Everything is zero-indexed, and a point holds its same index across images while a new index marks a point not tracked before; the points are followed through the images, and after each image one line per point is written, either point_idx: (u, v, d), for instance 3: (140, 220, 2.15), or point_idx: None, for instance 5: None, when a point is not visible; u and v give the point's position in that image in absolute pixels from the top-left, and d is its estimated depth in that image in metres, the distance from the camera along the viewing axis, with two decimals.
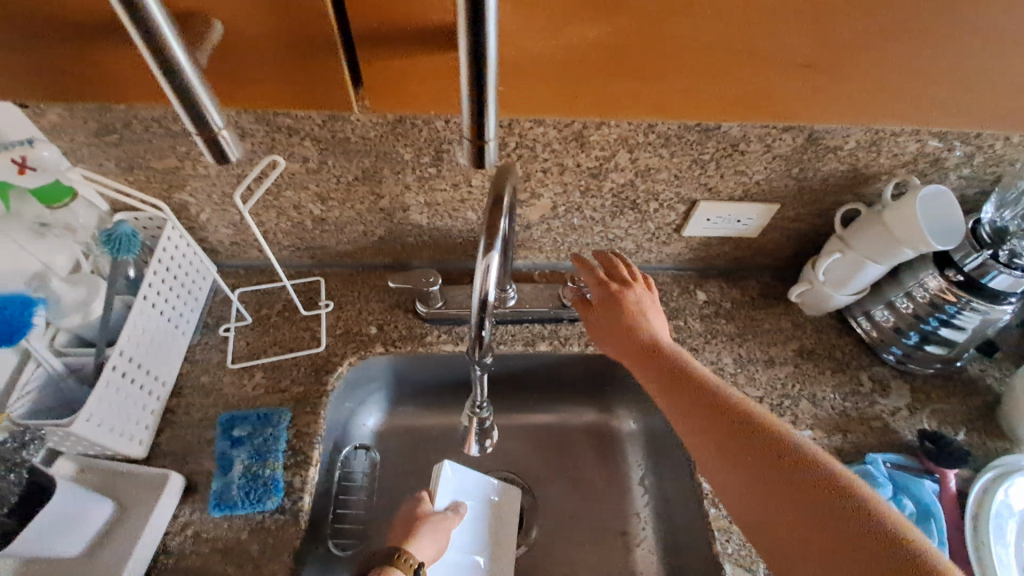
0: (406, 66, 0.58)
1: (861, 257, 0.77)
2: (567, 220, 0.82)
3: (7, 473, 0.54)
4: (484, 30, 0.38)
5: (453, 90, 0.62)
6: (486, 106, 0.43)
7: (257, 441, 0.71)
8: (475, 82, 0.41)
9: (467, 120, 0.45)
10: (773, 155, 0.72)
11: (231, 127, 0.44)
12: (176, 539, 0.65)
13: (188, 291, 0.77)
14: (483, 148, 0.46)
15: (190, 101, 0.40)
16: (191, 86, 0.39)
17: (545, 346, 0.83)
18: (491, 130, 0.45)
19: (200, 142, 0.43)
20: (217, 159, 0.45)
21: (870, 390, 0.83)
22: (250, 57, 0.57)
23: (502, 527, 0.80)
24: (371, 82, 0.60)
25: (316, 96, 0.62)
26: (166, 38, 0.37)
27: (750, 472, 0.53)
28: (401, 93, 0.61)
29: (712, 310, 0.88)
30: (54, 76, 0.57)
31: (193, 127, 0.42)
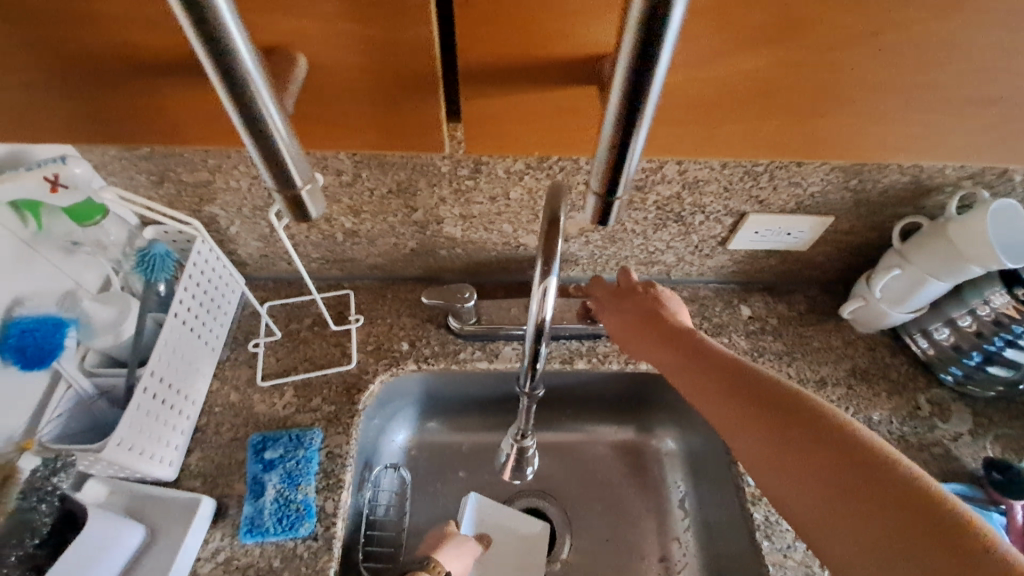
0: (508, 104, 0.53)
1: (922, 273, 0.72)
2: (607, 233, 0.78)
3: (38, 502, 0.53)
4: (652, 86, 0.33)
5: (561, 131, 0.56)
6: (626, 163, 0.38)
7: (289, 464, 0.68)
8: (619, 138, 0.36)
9: (599, 172, 0.40)
10: (831, 167, 0.68)
11: (315, 181, 0.39)
12: (207, 566, 0.63)
13: (218, 307, 0.75)
14: (609, 206, 0.42)
15: (274, 159, 0.35)
16: (277, 143, 0.34)
17: (583, 364, 0.80)
18: (624, 186, 0.40)
19: (280, 198, 0.38)
20: (297, 216, 0.40)
21: (929, 413, 0.78)
22: (334, 95, 0.52)
23: (529, 552, 0.78)
24: (473, 119, 0.54)
25: (408, 134, 0.56)
26: (257, 92, 0.32)
27: (793, 466, 0.49)
28: (501, 133, 0.56)
29: (758, 326, 0.84)
30: (124, 112, 0.53)
31: (274, 184, 0.37)
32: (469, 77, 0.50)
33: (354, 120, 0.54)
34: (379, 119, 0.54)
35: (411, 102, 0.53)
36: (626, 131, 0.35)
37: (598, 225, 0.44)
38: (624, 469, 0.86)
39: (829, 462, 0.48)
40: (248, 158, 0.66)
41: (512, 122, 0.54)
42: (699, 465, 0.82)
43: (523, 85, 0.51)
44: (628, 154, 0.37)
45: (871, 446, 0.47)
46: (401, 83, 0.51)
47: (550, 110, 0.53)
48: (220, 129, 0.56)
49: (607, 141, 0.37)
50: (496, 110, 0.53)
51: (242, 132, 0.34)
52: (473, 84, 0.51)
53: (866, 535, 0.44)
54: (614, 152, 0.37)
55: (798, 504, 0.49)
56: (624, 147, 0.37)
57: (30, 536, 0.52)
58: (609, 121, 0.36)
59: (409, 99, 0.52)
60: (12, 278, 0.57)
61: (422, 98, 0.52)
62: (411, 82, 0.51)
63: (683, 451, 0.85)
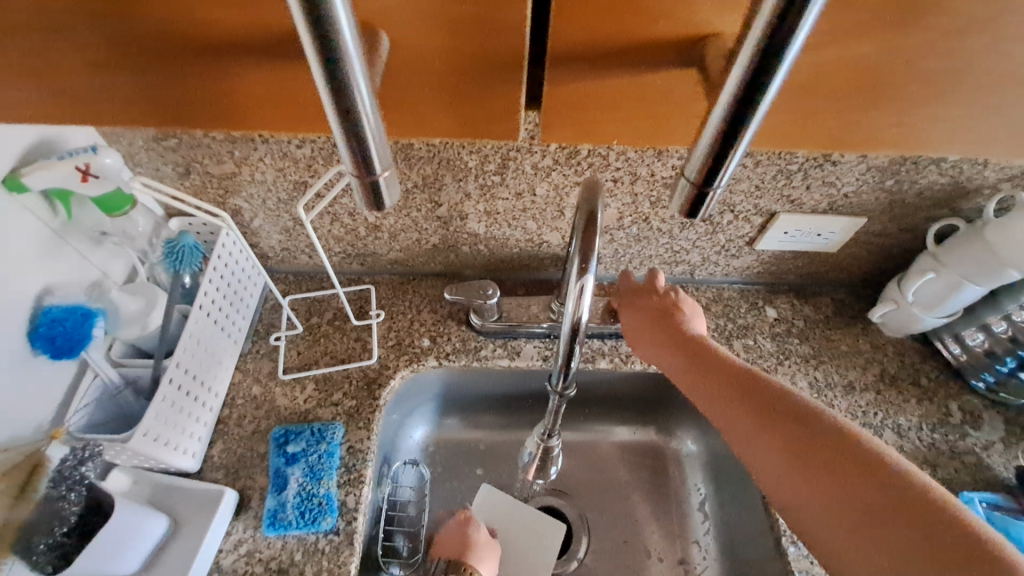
0: (598, 90, 0.49)
1: (957, 277, 0.70)
2: (631, 231, 0.77)
3: (67, 491, 0.52)
4: (782, 63, 0.31)
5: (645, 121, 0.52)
6: (732, 151, 0.35)
7: (311, 458, 0.68)
8: (730, 122, 0.34)
9: (699, 160, 0.37)
10: (867, 166, 0.67)
11: (392, 168, 0.38)
12: (230, 558, 0.63)
13: (240, 300, 0.75)
14: (704, 197, 0.39)
15: (359, 144, 0.35)
16: (364, 129, 0.34)
17: (606, 363, 0.79)
18: (724, 177, 0.38)
19: (354, 182, 0.38)
20: (368, 204, 0.40)
21: (960, 421, 0.76)
22: (411, 79, 0.48)
23: (540, 548, 0.77)
24: (551, 110, 0.50)
25: (478, 123, 0.52)
26: (353, 76, 0.31)
27: (795, 468, 0.49)
28: (585, 122, 0.52)
29: (784, 328, 0.83)
30: (174, 99, 0.50)
31: (353, 168, 0.37)
32: (561, 59, 0.46)
33: (430, 104, 0.51)
34: (456, 104, 0.51)
35: (493, 87, 0.49)
36: (742, 113, 0.33)
37: (686, 217, 0.41)
38: (645, 471, 0.85)
39: (833, 466, 0.47)
40: (275, 150, 0.65)
41: (599, 111, 0.51)
42: (722, 469, 0.81)
43: (616, 69, 0.47)
44: (737, 141, 0.35)
45: (874, 453, 0.47)
46: (482, 66, 0.47)
47: (642, 98, 0.49)
48: (281, 119, 0.52)
49: (715, 126, 0.35)
50: (585, 95, 0.49)
51: (332, 116, 0.33)
52: (563, 67, 0.47)
53: (862, 539, 0.44)
54: (721, 137, 0.35)
55: (799, 504, 0.49)
56: (735, 132, 0.34)
57: (59, 525, 0.52)
58: (723, 105, 0.33)
59: (489, 82, 0.49)
60: (43, 268, 0.57)
61: (505, 81, 0.49)
62: (495, 64, 0.47)
63: (705, 454, 0.84)
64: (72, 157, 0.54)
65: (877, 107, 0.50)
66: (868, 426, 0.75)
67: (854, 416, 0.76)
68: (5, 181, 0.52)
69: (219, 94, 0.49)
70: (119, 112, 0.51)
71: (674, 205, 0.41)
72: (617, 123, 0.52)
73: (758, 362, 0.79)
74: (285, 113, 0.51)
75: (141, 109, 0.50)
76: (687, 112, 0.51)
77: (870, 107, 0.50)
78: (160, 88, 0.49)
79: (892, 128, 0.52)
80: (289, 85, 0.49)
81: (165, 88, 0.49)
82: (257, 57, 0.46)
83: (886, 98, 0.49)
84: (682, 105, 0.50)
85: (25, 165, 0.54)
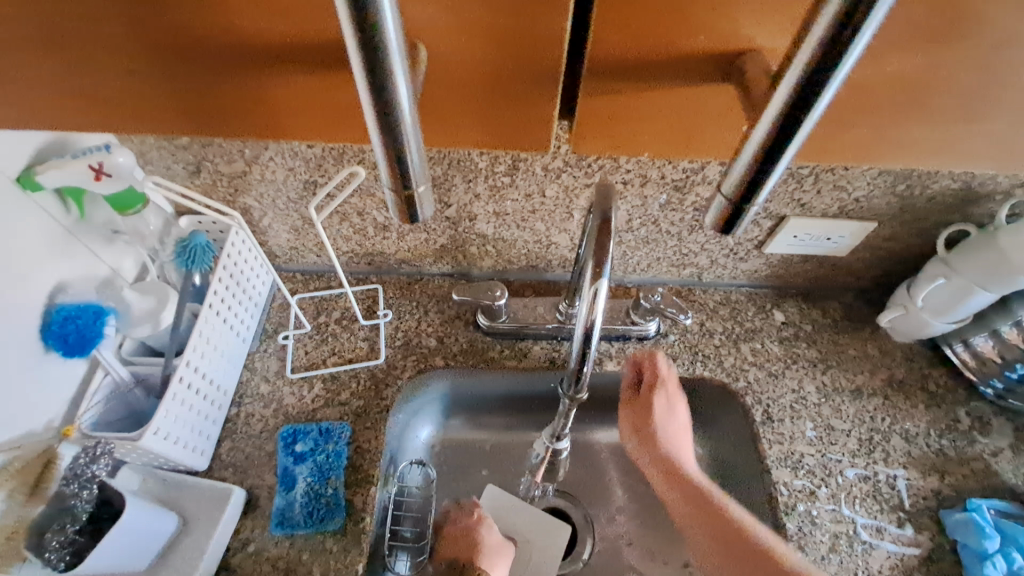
0: (634, 104, 0.48)
1: (968, 284, 0.70)
2: (640, 233, 0.77)
3: (80, 489, 0.52)
4: (834, 76, 0.31)
5: (681, 132, 0.51)
6: (773, 169, 0.35)
7: (319, 458, 0.69)
8: (774, 138, 0.34)
9: (738, 176, 0.37)
10: (879, 171, 0.67)
11: (428, 182, 0.38)
12: (238, 556, 0.63)
13: (249, 298, 0.75)
14: (740, 215, 0.39)
15: (398, 157, 0.35)
16: (405, 142, 0.34)
17: (613, 365, 0.79)
18: (762, 195, 0.37)
19: (391, 196, 0.38)
20: (402, 216, 0.40)
21: (968, 427, 0.76)
22: (446, 89, 0.48)
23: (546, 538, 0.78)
24: (586, 121, 0.50)
25: (512, 135, 0.52)
26: (397, 90, 0.31)
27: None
28: (620, 135, 0.51)
29: (791, 332, 0.82)
30: (204, 103, 0.50)
31: (390, 181, 0.37)
32: (599, 71, 0.46)
33: (464, 115, 0.50)
34: (490, 115, 0.50)
35: (526, 98, 0.49)
36: (788, 128, 0.33)
37: (719, 233, 0.41)
38: None
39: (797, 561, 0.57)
40: (286, 149, 0.65)
41: (635, 124, 0.50)
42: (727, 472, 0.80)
43: (654, 81, 0.47)
44: (779, 157, 0.35)
45: None
46: (516, 76, 0.47)
47: (680, 110, 0.49)
48: (313, 125, 0.53)
49: (758, 140, 0.35)
50: (621, 108, 0.49)
51: (373, 129, 0.33)
52: (600, 80, 0.46)
53: None
54: (764, 150, 0.34)
55: None
56: (779, 149, 0.34)
57: (70, 522, 0.51)
58: (767, 120, 0.34)
59: (523, 94, 0.49)
60: (56, 265, 0.57)
61: (539, 94, 0.48)
62: (531, 76, 0.47)
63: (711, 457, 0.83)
64: (85, 156, 0.54)
65: (893, 110, 0.50)
66: (876, 431, 0.75)
67: (862, 421, 0.76)
68: (20, 180, 0.52)
69: (242, 97, 0.50)
70: (148, 119, 0.51)
71: (709, 221, 0.41)
72: (653, 137, 0.51)
73: (765, 365, 0.79)
74: (312, 123, 0.52)
75: (167, 116, 0.51)
76: (724, 125, 0.50)
77: (885, 109, 0.50)
78: (192, 94, 0.49)
79: (908, 136, 0.52)
80: (312, 88, 0.49)
81: (194, 90, 0.49)
82: (281, 60, 0.46)
83: (902, 102, 0.49)
84: (719, 116, 0.49)
85: (39, 163, 0.55)
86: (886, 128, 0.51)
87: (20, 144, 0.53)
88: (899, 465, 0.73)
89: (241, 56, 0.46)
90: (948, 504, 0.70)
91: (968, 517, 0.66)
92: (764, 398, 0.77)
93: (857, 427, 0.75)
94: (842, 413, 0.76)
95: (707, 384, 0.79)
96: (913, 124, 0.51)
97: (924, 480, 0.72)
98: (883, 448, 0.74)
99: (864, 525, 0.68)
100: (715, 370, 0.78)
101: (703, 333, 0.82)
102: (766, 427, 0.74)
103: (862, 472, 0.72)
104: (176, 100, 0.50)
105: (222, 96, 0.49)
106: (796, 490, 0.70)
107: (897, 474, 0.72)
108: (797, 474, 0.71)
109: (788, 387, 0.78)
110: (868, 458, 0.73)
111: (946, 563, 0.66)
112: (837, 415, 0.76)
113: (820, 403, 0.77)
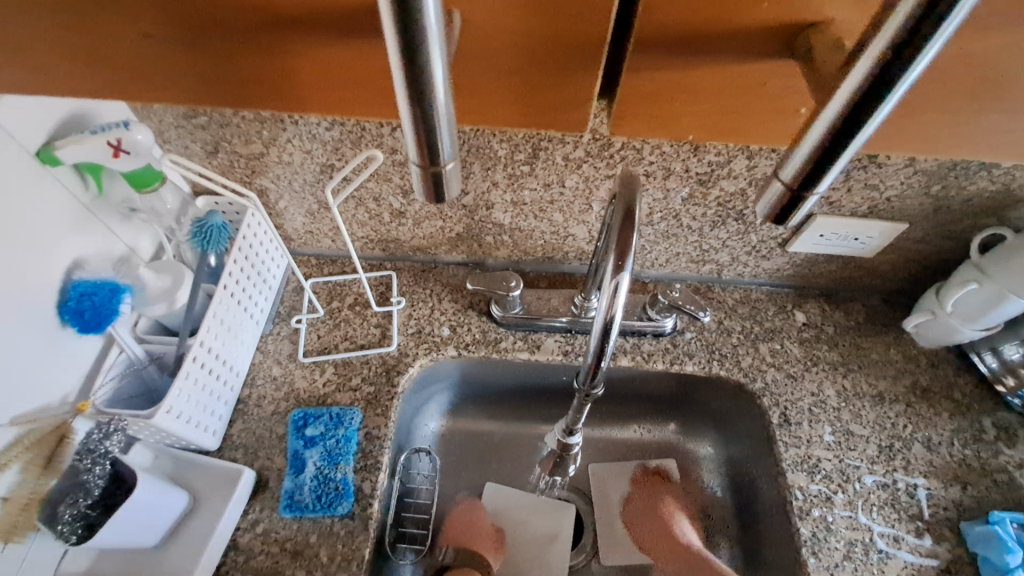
0: (685, 81, 0.46)
1: (1002, 289, 0.67)
2: (660, 228, 0.75)
3: (92, 465, 0.53)
4: (925, 53, 0.29)
5: (728, 116, 0.49)
6: (840, 154, 0.33)
7: (329, 442, 0.68)
8: (848, 117, 0.32)
9: (800, 160, 0.35)
10: (914, 170, 0.64)
11: (457, 159, 0.37)
12: (246, 535, 0.64)
13: (262, 280, 0.75)
14: (797, 202, 0.37)
15: (426, 129, 0.33)
16: (435, 114, 0.33)
17: (627, 361, 0.77)
18: (825, 183, 0.35)
19: (417, 173, 0.37)
20: (428, 196, 0.38)
21: (993, 438, 0.74)
22: (483, 66, 0.46)
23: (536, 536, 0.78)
24: (629, 102, 0.48)
25: (549, 112, 0.50)
26: (431, 55, 0.30)
27: None
28: (660, 116, 0.49)
29: (812, 334, 0.80)
30: (247, 75, 0.48)
31: (417, 157, 0.35)
32: (648, 48, 0.44)
33: (503, 94, 0.48)
34: (528, 91, 0.48)
35: (565, 76, 0.46)
36: (866, 108, 0.31)
37: (771, 223, 0.39)
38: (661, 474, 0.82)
39: None
40: (304, 131, 0.64)
41: (679, 103, 0.48)
42: (740, 474, 0.78)
43: (708, 58, 0.44)
44: (850, 140, 0.32)
45: None
46: (558, 49, 0.44)
47: (733, 90, 0.47)
48: (358, 98, 0.49)
49: (827, 120, 0.32)
50: (669, 86, 0.46)
51: (402, 95, 0.32)
52: (645, 54, 0.44)
53: None
54: (834, 132, 0.32)
55: None
56: (850, 130, 0.32)
57: (83, 496, 0.53)
58: (842, 99, 0.31)
59: (559, 71, 0.46)
60: (74, 240, 0.57)
61: (579, 70, 0.46)
62: (575, 52, 0.44)
63: (722, 459, 0.81)
64: (103, 131, 0.53)
65: (948, 95, 0.47)
66: (897, 439, 0.73)
67: (883, 427, 0.73)
68: (39, 155, 0.52)
69: (251, 70, 0.47)
70: (195, 85, 0.49)
71: (760, 210, 0.39)
72: (693, 117, 0.49)
73: (784, 367, 0.77)
74: (349, 98, 0.50)
75: (210, 85, 0.49)
76: (768, 105, 0.48)
77: (942, 97, 0.47)
78: (199, 63, 0.47)
79: (960, 121, 0.49)
80: (315, 60, 0.46)
81: (194, 61, 0.47)
82: (299, 30, 0.44)
83: (952, 90, 0.46)
84: (765, 100, 0.47)
85: (60, 137, 0.54)
86: (944, 115, 0.48)
87: (42, 117, 0.52)
88: (919, 474, 0.71)
89: (258, 28, 0.44)
90: (971, 516, 0.68)
91: (990, 529, 0.64)
92: (782, 399, 0.75)
93: (877, 434, 0.73)
94: (861, 419, 0.74)
95: (722, 383, 0.78)
96: (972, 112, 0.48)
97: (945, 490, 0.70)
98: (903, 456, 0.72)
99: (880, 534, 0.67)
100: (732, 370, 0.77)
101: (721, 331, 0.80)
102: (783, 430, 0.73)
103: (881, 479, 0.70)
104: (214, 70, 0.48)
105: (260, 68, 0.47)
106: (812, 495, 0.69)
107: (917, 483, 0.70)
108: (813, 479, 0.70)
109: (806, 390, 0.76)
110: (888, 465, 0.71)
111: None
112: (856, 419, 0.74)
113: (839, 407, 0.75)
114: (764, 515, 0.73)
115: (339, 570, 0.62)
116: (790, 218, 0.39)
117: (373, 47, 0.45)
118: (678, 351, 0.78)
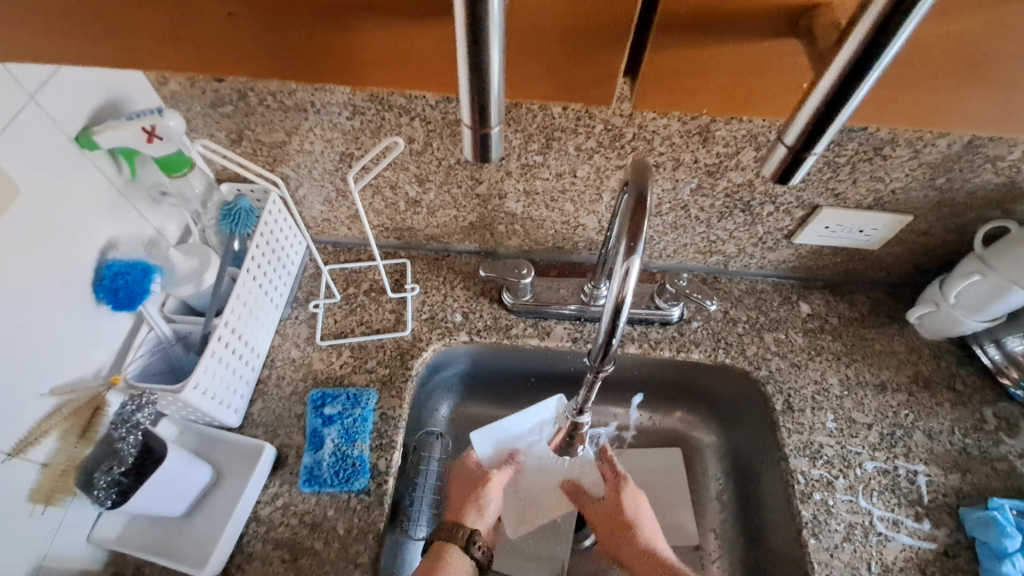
0: (701, 61, 0.48)
1: (1005, 281, 0.68)
2: (668, 219, 0.77)
3: (127, 433, 0.56)
4: (908, 22, 0.30)
5: (744, 97, 0.51)
6: (838, 115, 0.35)
7: (347, 421, 0.71)
8: (844, 81, 0.33)
9: (800, 124, 0.37)
10: (919, 162, 0.66)
11: (504, 124, 0.39)
12: (267, 508, 0.66)
13: (282, 265, 0.77)
14: (798, 163, 0.39)
15: (479, 99, 0.36)
16: (489, 87, 0.35)
17: (635, 348, 0.79)
18: (822, 144, 0.37)
19: (467, 135, 0.39)
20: (475, 156, 0.41)
21: (994, 427, 0.75)
22: (515, 46, 0.48)
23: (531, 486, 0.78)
24: (648, 79, 0.50)
25: (574, 91, 0.52)
26: (490, 24, 0.32)
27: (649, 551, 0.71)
28: (677, 93, 0.51)
29: (816, 325, 0.82)
30: (271, 49, 0.49)
31: (469, 119, 0.37)
32: (670, 29, 0.46)
33: (528, 75, 0.50)
34: (553, 68, 0.50)
35: (591, 52, 0.48)
36: (858, 73, 0.33)
37: (775, 182, 0.41)
38: (667, 460, 0.84)
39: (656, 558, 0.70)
40: (325, 120, 0.67)
41: (697, 81, 0.50)
42: (742, 461, 0.80)
43: (719, 38, 0.46)
44: (847, 102, 0.34)
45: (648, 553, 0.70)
46: (583, 32, 0.47)
47: (741, 68, 0.49)
48: (385, 77, 0.51)
49: (823, 89, 0.34)
50: (688, 64, 0.48)
51: (462, 64, 0.34)
52: (668, 35, 0.46)
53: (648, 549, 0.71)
54: (829, 98, 0.34)
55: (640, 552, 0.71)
56: (847, 92, 0.34)
57: (117, 464, 0.56)
58: (835, 69, 0.33)
59: (590, 52, 0.48)
60: (107, 221, 0.60)
61: (605, 48, 0.48)
62: (604, 30, 0.46)
63: (726, 446, 0.83)
64: (139, 117, 0.55)
65: (957, 73, 0.47)
66: (898, 427, 0.74)
67: (884, 415, 0.75)
68: (78, 138, 0.55)
69: (289, 52, 0.49)
70: (226, 61, 0.50)
71: (766, 169, 0.41)
72: (709, 92, 0.51)
73: (789, 356, 0.79)
74: (377, 83, 0.52)
75: (243, 64, 0.50)
76: (786, 83, 0.50)
77: (950, 75, 0.47)
78: (238, 44, 0.48)
79: (938, 99, 0.49)
80: (356, 43, 0.48)
81: (232, 39, 0.48)
82: (328, 16, 0.46)
83: (964, 68, 0.46)
84: (778, 76, 0.49)
85: (96, 122, 0.57)
86: (925, 91, 0.49)
87: (81, 103, 0.55)
88: (919, 461, 0.72)
89: (289, 12, 0.46)
90: (970, 503, 0.70)
91: (989, 515, 0.66)
92: (785, 387, 0.76)
93: (879, 422, 0.75)
94: (864, 407, 0.76)
95: (728, 371, 0.79)
96: (964, 87, 0.48)
97: (945, 477, 0.71)
98: (904, 443, 0.73)
99: (880, 517, 0.68)
100: (737, 358, 0.78)
101: (727, 321, 0.82)
102: (786, 416, 0.74)
103: (882, 465, 0.72)
104: (243, 49, 0.49)
105: (290, 49, 0.49)
106: (813, 479, 0.70)
107: (917, 470, 0.72)
108: (815, 463, 0.71)
109: (809, 378, 0.77)
110: (889, 452, 0.73)
111: (963, 559, 0.66)
112: (859, 407, 0.76)
113: (842, 396, 0.77)
114: (768, 501, 0.74)
115: (355, 542, 0.64)
116: (794, 176, 0.41)
117: (399, 31, 0.47)
118: (684, 339, 0.80)
